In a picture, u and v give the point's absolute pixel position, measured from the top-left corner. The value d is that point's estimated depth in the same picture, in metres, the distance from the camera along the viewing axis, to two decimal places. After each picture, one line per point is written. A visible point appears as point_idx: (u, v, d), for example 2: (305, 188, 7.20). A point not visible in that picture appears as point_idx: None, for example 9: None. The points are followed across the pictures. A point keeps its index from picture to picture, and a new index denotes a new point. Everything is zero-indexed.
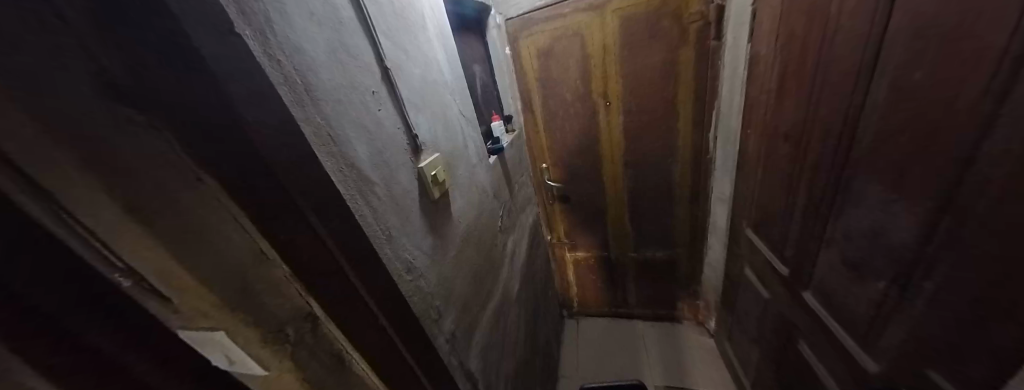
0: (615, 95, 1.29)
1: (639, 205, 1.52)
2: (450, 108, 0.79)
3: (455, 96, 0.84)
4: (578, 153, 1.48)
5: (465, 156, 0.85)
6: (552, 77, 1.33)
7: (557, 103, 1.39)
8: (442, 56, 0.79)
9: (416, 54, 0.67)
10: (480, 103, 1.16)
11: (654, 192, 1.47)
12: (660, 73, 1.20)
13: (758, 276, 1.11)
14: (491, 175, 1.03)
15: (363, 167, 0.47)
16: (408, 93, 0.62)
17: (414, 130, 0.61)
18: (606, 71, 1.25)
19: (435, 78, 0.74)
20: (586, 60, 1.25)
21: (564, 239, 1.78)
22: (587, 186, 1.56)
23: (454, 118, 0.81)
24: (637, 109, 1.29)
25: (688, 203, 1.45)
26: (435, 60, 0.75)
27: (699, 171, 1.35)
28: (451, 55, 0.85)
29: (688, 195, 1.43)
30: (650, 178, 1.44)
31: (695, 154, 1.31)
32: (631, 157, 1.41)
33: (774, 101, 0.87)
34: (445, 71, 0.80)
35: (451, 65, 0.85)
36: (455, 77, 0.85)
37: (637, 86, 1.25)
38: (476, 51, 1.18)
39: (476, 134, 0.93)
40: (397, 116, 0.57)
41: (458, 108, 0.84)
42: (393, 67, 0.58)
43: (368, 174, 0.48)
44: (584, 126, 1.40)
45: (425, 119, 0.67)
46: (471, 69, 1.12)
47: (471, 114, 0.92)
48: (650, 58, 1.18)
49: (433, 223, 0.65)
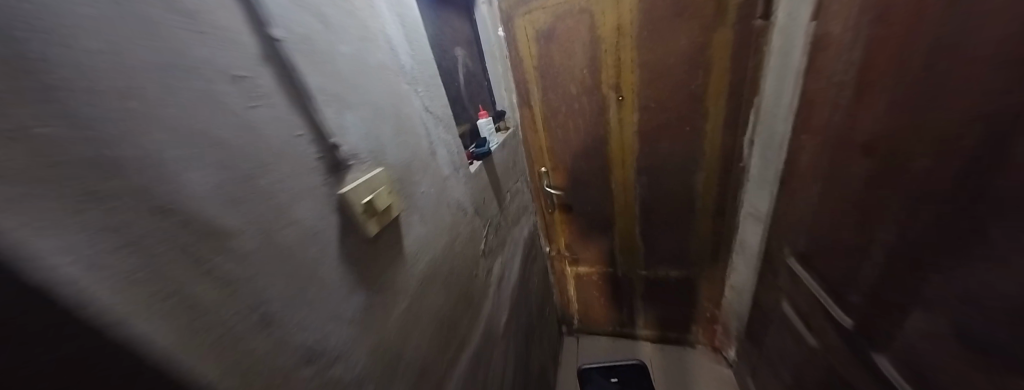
0: (631, 87, 1.05)
1: (652, 218, 1.31)
2: (409, 104, 0.59)
3: (420, 88, 0.63)
4: (583, 157, 1.26)
5: (432, 166, 0.65)
6: (554, 65, 1.11)
7: (559, 96, 1.16)
8: (401, 34, 0.59)
9: (348, 26, 0.46)
10: (463, 97, 0.95)
11: (673, 203, 1.24)
12: (688, 61, 0.96)
13: (803, 316, 0.90)
14: (472, 187, 0.82)
15: (206, 211, 0.27)
16: (326, 83, 0.41)
17: (335, 139, 0.41)
18: (621, 58, 1.01)
19: (385, 62, 0.53)
20: (596, 44, 1.02)
21: (565, 251, 1.57)
22: (592, 194, 1.34)
23: (415, 118, 0.61)
24: (656, 105, 1.06)
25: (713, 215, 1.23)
26: (388, 40, 0.55)
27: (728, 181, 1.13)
28: (416, 34, 0.65)
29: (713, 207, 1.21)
30: (669, 187, 1.21)
31: (724, 160, 1.09)
32: (645, 162, 1.18)
33: (849, 99, 0.65)
34: (406, 54, 0.60)
35: (418, 48, 0.64)
36: (422, 64, 0.65)
37: (657, 77, 1.01)
38: (460, 32, 0.96)
39: (450, 137, 0.72)
40: (298, 117, 0.37)
41: (422, 102, 0.63)
42: (293, 41, 0.37)
43: (218, 220, 0.28)
44: (592, 124, 1.17)
45: (360, 119, 0.46)
46: (452, 54, 0.90)
47: (445, 113, 0.72)
48: (676, 42, 0.95)
49: (369, 271, 0.45)
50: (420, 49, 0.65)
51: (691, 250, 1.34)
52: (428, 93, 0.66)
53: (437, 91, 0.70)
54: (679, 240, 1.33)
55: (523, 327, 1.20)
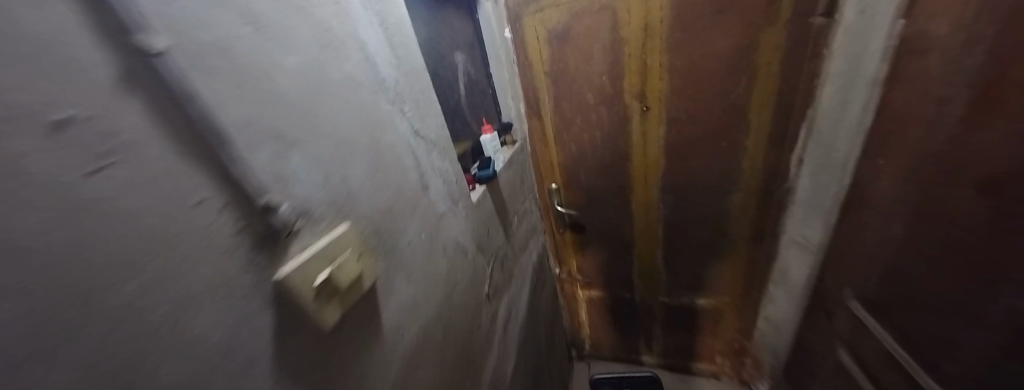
0: (658, 96, 0.91)
1: (677, 241, 1.16)
2: (390, 130, 0.45)
3: (408, 106, 0.49)
4: (600, 173, 1.11)
5: (423, 205, 0.51)
6: (568, 71, 0.97)
7: (574, 105, 1.02)
8: (380, 39, 0.45)
9: (295, 29, 0.32)
10: (465, 109, 0.81)
11: (702, 226, 1.10)
12: (729, 67, 0.82)
13: (870, 373, 0.75)
14: (474, 220, 0.69)
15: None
16: (254, 114, 0.27)
17: (266, 198, 0.27)
18: (648, 63, 0.87)
19: (356, 77, 0.40)
20: (618, 46, 0.87)
21: (576, 273, 1.43)
22: (609, 214, 1.20)
23: (399, 146, 0.47)
24: (688, 117, 0.92)
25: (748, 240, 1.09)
26: (360, 47, 0.41)
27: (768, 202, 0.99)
28: (404, 38, 0.51)
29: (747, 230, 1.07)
30: (698, 209, 1.06)
31: (767, 181, 0.95)
32: (671, 180, 1.04)
33: (958, 121, 0.50)
34: (387, 65, 0.46)
35: (405, 55, 0.50)
36: (411, 76, 0.51)
37: (690, 85, 0.87)
38: (462, 34, 0.83)
39: (447, 164, 0.59)
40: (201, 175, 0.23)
41: (411, 124, 0.50)
42: (200, 54, 0.24)
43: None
44: (610, 137, 1.03)
45: (314, 160, 0.33)
46: (451, 59, 0.77)
47: (441, 134, 0.58)
48: (715, 45, 0.81)
49: (327, 378, 0.32)
50: (409, 56, 0.52)
51: (721, 277, 1.20)
52: (417, 112, 0.52)
53: (430, 108, 0.56)
54: (708, 265, 1.18)
55: (532, 367, 1.06)
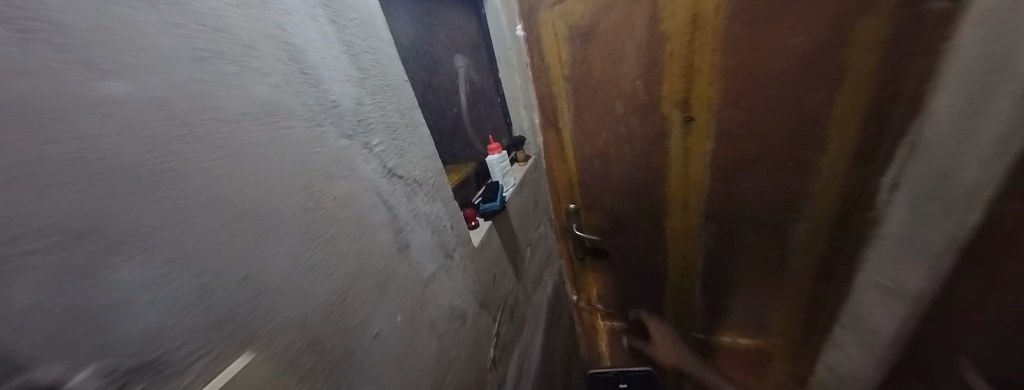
0: (706, 104, 0.73)
1: (720, 273, 0.99)
2: (346, 176, 0.30)
3: (377, 137, 0.35)
4: (627, 194, 0.95)
5: (400, 274, 0.37)
6: (592, 74, 0.81)
7: (599, 115, 0.86)
8: (334, 40, 0.30)
9: (145, 23, 0.17)
10: (467, 125, 0.66)
11: (754, 258, 0.91)
12: (803, 67, 0.63)
13: None
14: (476, 271, 0.54)
15: None
16: (21, 200, 0.13)
17: (25, 377, 0.12)
18: (695, 63, 0.69)
19: (280, 103, 0.25)
20: (657, 44, 0.70)
21: (596, 302, 1.28)
22: (637, 239, 1.03)
23: (361, 198, 0.32)
24: (746, 130, 0.73)
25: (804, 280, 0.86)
26: (293, 54, 0.26)
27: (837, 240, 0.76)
28: (375, 39, 0.36)
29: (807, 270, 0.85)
30: (749, 238, 0.88)
31: (843, 207, 0.71)
32: (718, 204, 0.86)
33: None
34: (344, 79, 0.31)
35: (375, 64, 0.36)
36: (385, 92, 0.37)
37: (750, 89, 0.69)
38: (465, 32, 0.68)
39: (440, 207, 0.45)
40: None
41: (380, 162, 0.35)
42: None
43: None
44: (642, 153, 0.86)
45: (179, 258, 0.18)
46: (451, 64, 0.62)
47: (430, 168, 0.44)
48: (786, 39, 0.62)
49: None
50: (384, 65, 0.37)
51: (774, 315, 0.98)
52: (394, 144, 0.37)
53: (414, 134, 0.41)
54: (757, 302, 0.99)
55: None
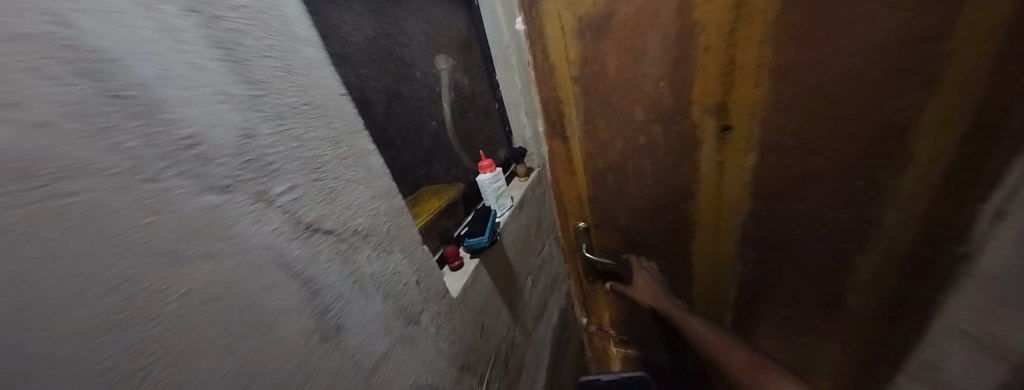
0: (749, 111, 0.57)
1: (758, 311, 0.81)
2: (219, 250, 0.20)
3: (286, 180, 0.24)
4: (646, 213, 0.81)
5: (325, 372, 0.26)
6: (607, 75, 0.68)
7: (614, 122, 0.73)
8: (195, 39, 0.19)
9: None
10: (453, 139, 0.55)
11: (799, 303, 0.73)
12: (880, 68, 0.44)
13: None
14: (455, 329, 0.43)
15: None
16: None
17: None
18: (738, 59, 0.54)
19: (54, 151, 0.14)
20: (688, 36, 0.56)
21: (608, 327, 1.14)
22: (658, 263, 0.89)
23: (252, 277, 0.21)
24: (801, 145, 0.56)
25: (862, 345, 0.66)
26: (95, 66, 0.15)
27: (911, 296, 0.55)
28: (288, 35, 0.25)
29: (870, 325, 0.63)
30: (794, 278, 0.70)
31: (947, 202, 0.46)
32: (759, 231, 0.70)
33: None
34: (218, 101, 0.20)
35: (287, 72, 0.24)
36: (305, 112, 0.25)
37: (804, 94, 0.51)
38: (452, 29, 0.57)
39: (398, 257, 0.34)
40: None
41: (290, 216, 0.24)
42: None
43: None
44: (666, 167, 0.72)
45: None
46: (431, 67, 0.51)
47: (384, 209, 0.32)
48: (856, 28, 0.44)
49: None
50: (305, 75, 0.26)
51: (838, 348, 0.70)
52: (319, 185, 0.26)
53: (358, 166, 0.30)
54: (800, 360, 0.79)
55: None
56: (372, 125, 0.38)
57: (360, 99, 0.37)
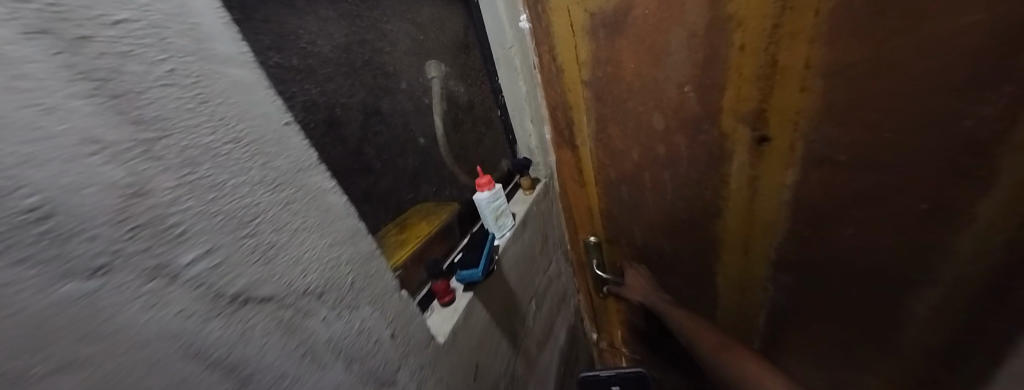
0: (790, 120, 0.49)
1: (792, 341, 0.72)
2: (89, 359, 0.14)
3: (200, 244, 0.18)
4: (665, 228, 0.74)
5: None
6: (622, 77, 0.60)
7: (630, 130, 0.65)
8: (45, 71, 0.13)
9: None
10: (446, 155, 0.50)
11: (844, 336, 0.63)
12: (963, 76, 0.35)
13: None
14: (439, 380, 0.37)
15: None
16: None
17: None
18: (780, 60, 0.45)
19: None
20: (720, 33, 0.48)
21: (622, 345, 1.06)
22: (677, 283, 0.81)
23: (148, 385, 0.16)
24: (853, 161, 0.47)
25: (916, 388, 0.56)
26: None
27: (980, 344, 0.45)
28: (203, 55, 0.19)
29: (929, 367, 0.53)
30: (839, 308, 0.61)
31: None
32: (797, 255, 0.61)
33: None
34: (87, 152, 0.14)
35: (203, 104, 0.19)
36: (230, 152, 0.20)
37: (866, 102, 0.42)
38: (446, 31, 0.51)
39: (367, 309, 0.28)
40: None
41: (205, 289, 0.19)
42: None
43: None
44: (689, 181, 0.64)
45: None
46: (419, 76, 0.45)
47: (348, 257, 0.27)
48: (936, 25, 0.34)
49: None
50: (230, 104, 0.20)
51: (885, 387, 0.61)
52: (251, 243, 0.21)
53: (310, 210, 0.24)
54: None
55: None
56: (344, 149, 0.33)
57: (328, 119, 0.31)
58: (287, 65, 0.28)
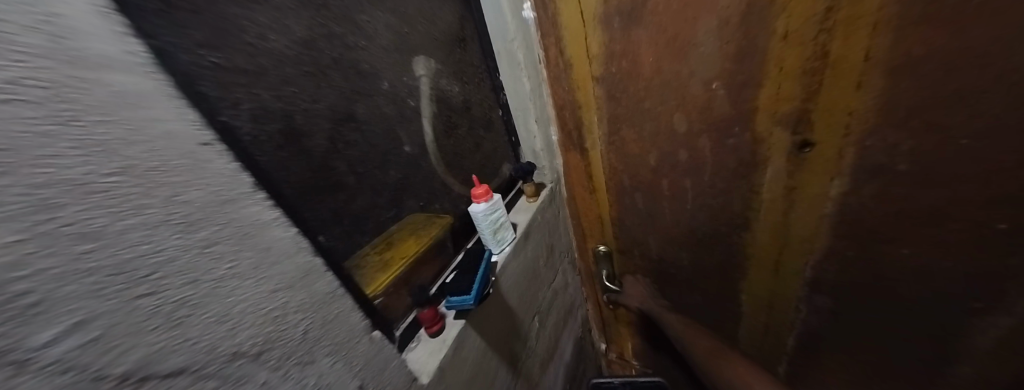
0: (840, 123, 0.40)
1: (824, 370, 0.64)
2: None
3: (66, 315, 0.13)
4: (683, 240, 0.67)
5: None
6: (639, 74, 0.53)
7: (646, 133, 0.58)
8: None
9: None
10: (436, 164, 0.45)
11: (889, 369, 0.56)
12: None
13: None
14: None
15: None
16: None
17: None
18: (832, 51, 0.37)
19: None
20: (759, 18, 0.40)
21: (632, 358, 1.01)
22: (694, 299, 0.74)
23: None
24: (915, 174, 0.39)
25: None
26: None
27: None
28: (68, 58, 0.13)
29: None
30: (883, 340, 0.53)
31: None
32: (837, 280, 0.52)
33: None
34: None
35: (66, 125, 0.13)
36: (112, 187, 0.15)
37: (939, 102, 0.34)
38: (436, 23, 0.45)
39: (325, 360, 0.24)
40: None
41: (75, 372, 0.14)
42: None
43: None
44: (714, 191, 0.57)
45: None
46: (404, 76, 0.40)
47: (297, 303, 0.22)
48: None
49: None
50: (112, 124, 0.15)
51: None
52: (152, 302, 0.16)
53: (243, 251, 0.19)
54: None
55: None
56: (305, 164, 0.28)
57: (284, 130, 0.26)
58: (228, 66, 0.23)
